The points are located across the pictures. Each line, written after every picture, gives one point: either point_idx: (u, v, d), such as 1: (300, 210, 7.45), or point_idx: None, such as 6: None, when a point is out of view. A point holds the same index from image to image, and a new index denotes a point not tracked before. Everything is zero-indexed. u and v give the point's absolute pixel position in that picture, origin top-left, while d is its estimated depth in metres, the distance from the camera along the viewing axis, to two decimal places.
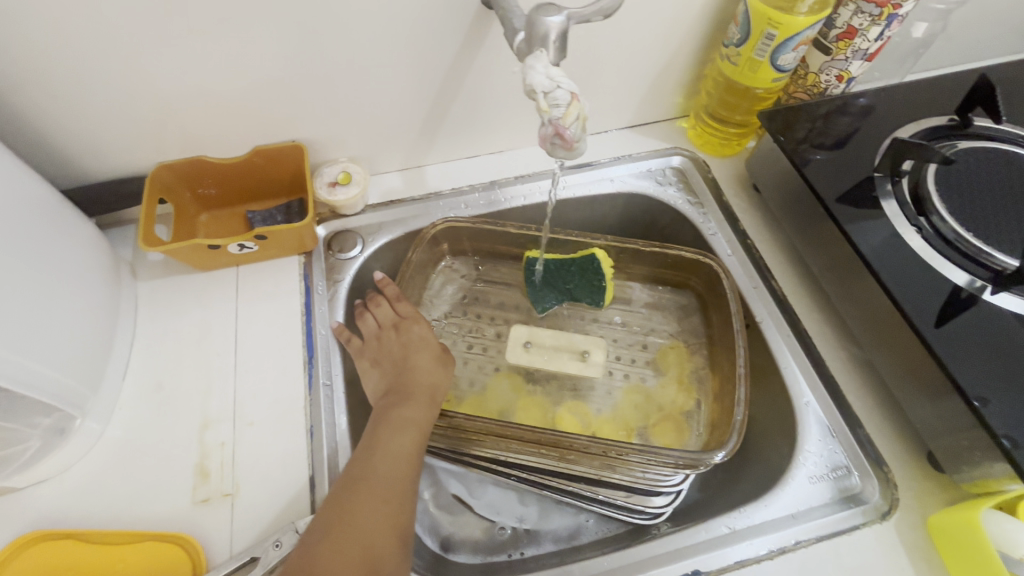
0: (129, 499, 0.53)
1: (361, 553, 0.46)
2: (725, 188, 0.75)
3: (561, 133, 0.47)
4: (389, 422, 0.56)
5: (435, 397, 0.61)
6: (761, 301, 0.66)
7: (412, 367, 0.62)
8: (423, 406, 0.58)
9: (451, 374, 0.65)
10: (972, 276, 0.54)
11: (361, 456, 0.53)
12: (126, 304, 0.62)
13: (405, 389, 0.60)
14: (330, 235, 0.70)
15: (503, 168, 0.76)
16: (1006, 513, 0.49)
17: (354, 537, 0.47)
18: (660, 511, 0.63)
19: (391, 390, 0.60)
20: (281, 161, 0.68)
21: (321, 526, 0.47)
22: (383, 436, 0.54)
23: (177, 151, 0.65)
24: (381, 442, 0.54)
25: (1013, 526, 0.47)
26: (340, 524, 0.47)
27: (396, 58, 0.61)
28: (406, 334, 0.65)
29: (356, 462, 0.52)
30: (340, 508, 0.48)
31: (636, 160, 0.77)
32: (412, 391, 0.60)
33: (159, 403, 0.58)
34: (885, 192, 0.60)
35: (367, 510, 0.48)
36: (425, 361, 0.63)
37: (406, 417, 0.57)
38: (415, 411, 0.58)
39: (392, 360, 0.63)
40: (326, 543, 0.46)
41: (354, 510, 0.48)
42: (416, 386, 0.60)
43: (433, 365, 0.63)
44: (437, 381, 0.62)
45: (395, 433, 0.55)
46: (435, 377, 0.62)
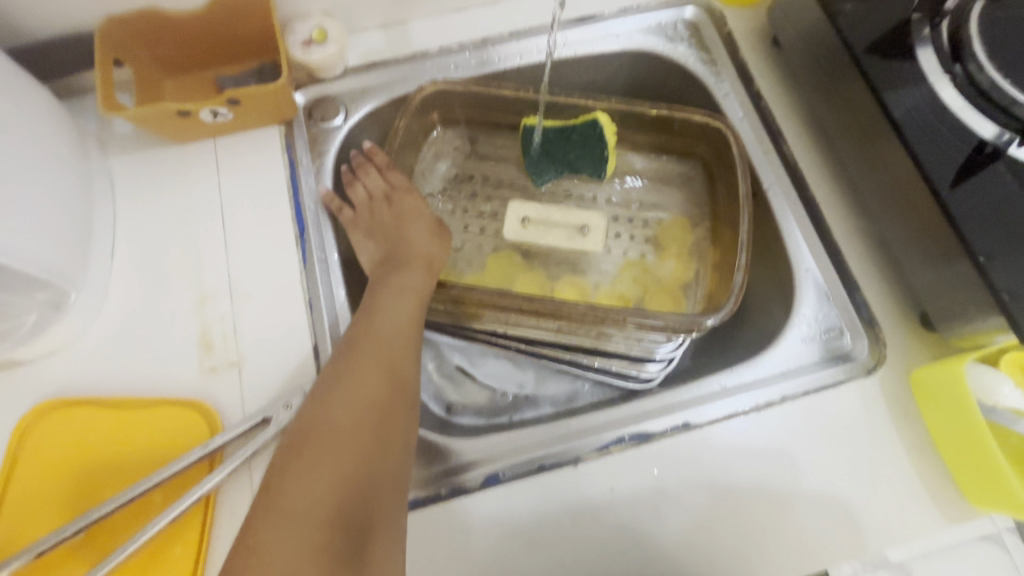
0: (138, 369, 0.54)
1: (368, 404, 0.48)
2: (743, 43, 0.68)
3: None
4: (387, 288, 0.56)
5: (432, 266, 0.60)
6: (770, 167, 0.63)
7: (407, 239, 0.61)
8: (421, 273, 0.58)
9: (448, 245, 0.63)
10: (1002, 128, 0.50)
11: (361, 319, 0.53)
12: (101, 180, 0.59)
13: (401, 259, 0.59)
14: (309, 102, 0.65)
15: (496, 23, 0.68)
16: (985, 365, 0.50)
17: (361, 390, 0.48)
18: (653, 377, 0.66)
19: (387, 260, 0.59)
20: (245, 14, 0.60)
21: (327, 381, 0.49)
22: (382, 300, 0.55)
23: (125, 2, 0.57)
24: (380, 305, 0.54)
25: (991, 376, 0.49)
26: (346, 378, 0.49)
27: None
28: (399, 206, 0.63)
29: (356, 325, 0.53)
30: (344, 365, 0.50)
31: (644, 12, 0.69)
32: (409, 260, 0.59)
33: (153, 279, 0.57)
34: (922, 39, 0.54)
35: (368, 366, 0.50)
36: (420, 233, 0.62)
37: (404, 282, 0.57)
38: (412, 277, 0.57)
39: (386, 231, 0.62)
40: (334, 395, 0.48)
41: (357, 366, 0.49)
42: (412, 255, 0.60)
43: (430, 236, 0.62)
44: (434, 252, 0.61)
45: (394, 297, 0.55)
46: (433, 247, 0.61)
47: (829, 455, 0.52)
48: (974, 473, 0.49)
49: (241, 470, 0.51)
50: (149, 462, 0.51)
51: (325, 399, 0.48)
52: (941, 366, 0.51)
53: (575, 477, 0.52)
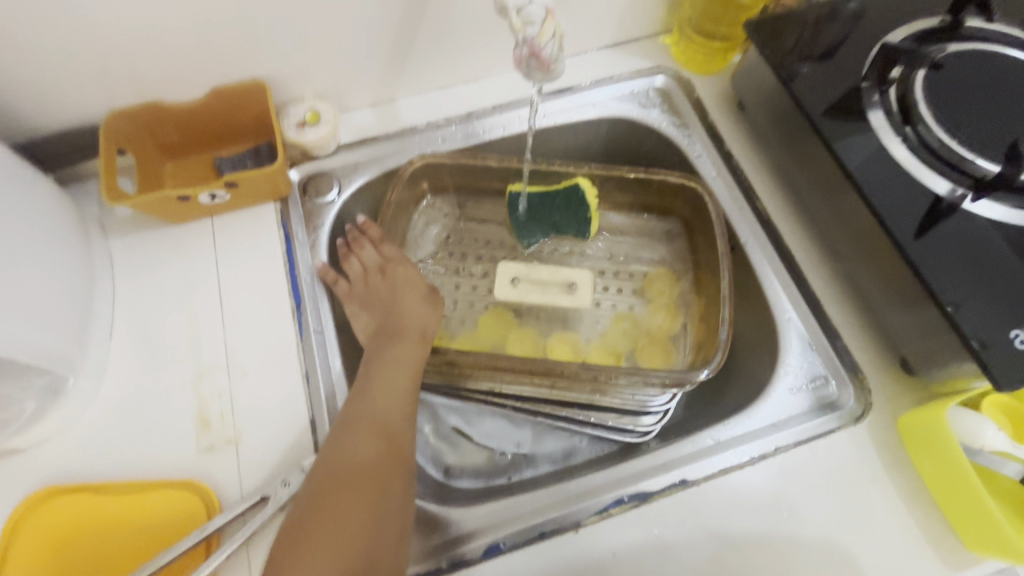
0: (135, 450, 0.54)
1: (366, 481, 0.48)
2: (711, 107, 0.72)
3: (537, 54, 0.43)
4: (382, 360, 0.57)
5: (426, 334, 0.61)
6: (745, 223, 0.66)
7: (401, 308, 0.63)
8: (416, 343, 0.59)
9: (440, 313, 0.65)
10: (954, 184, 0.54)
11: (358, 392, 0.54)
12: (101, 264, 0.60)
13: (395, 329, 0.60)
14: (304, 178, 0.68)
15: (479, 97, 0.73)
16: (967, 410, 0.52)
17: (359, 468, 0.49)
18: (649, 429, 0.67)
19: (382, 330, 0.61)
20: (242, 102, 0.64)
21: (325, 459, 0.49)
22: (378, 373, 0.56)
23: (130, 97, 0.60)
24: (376, 378, 0.55)
25: (975, 420, 0.51)
26: (344, 456, 0.49)
27: None
28: (393, 276, 0.65)
29: (353, 399, 0.54)
30: (342, 443, 0.50)
31: (617, 83, 0.73)
32: (403, 330, 0.61)
33: (151, 358, 0.58)
34: (872, 104, 0.58)
35: (366, 441, 0.50)
36: (413, 302, 0.64)
37: (399, 353, 0.58)
38: (408, 347, 0.59)
39: (381, 302, 0.63)
40: (332, 474, 0.48)
41: (355, 442, 0.50)
42: (406, 324, 0.61)
43: (423, 304, 0.64)
44: (427, 321, 0.63)
45: (390, 369, 0.56)
46: (427, 316, 0.63)
47: (826, 505, 0.53)
48: (968, 519, 0.50)
49: (238, 552, 0.50)
50: (145, 548, 0.50)
51: (323, 479, 0.48)
52: (926, 412, 0.53)
53: (577, 541, 0.52)
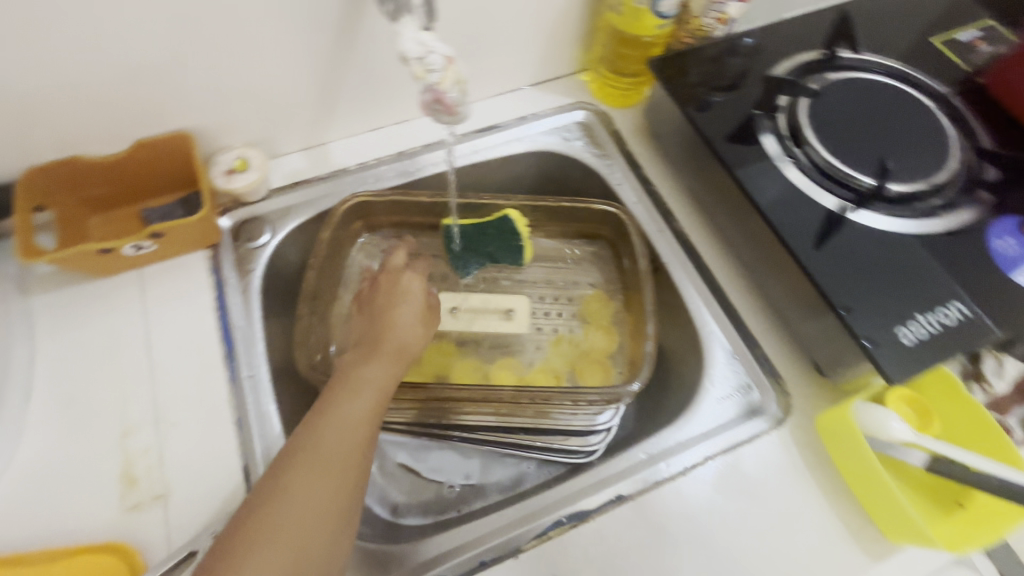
0: (54, 516, 0.52)
1: (303, 536, 0.41)
2: (629, 138, 0.77)
3: (441, 99, 0.45)
4: (347, 381, 0.51)
5: (404, 356, 0.56)
6: (666, 243, 0.70)
7: (392, 321, 0.58)
8: (390, 365, 0.54)
9: (428, 334, 0.60)
10: (841, 199, 0.60)
11: (311, 416, 0.48)
12: (19, 323, 0.59)
13: (376, 343, 0.55)
14: (235, 224, 0.68)
15: (409, 138, 0.75)
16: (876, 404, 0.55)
17: (292, 511, 0.42)
18: (594, 449, 0.68)
19: (363, 342, 0.56)
20: (168, 153, 0.64)
21: (263, 497, 0.43)
22: (340, 395, 0.50)
23: (48, 153, 0.60)
24: (335, 405, 0.49)
25: (883, 413, 0.54)
26: (281, 496, 0.43)
27: (275, 35, 0.59)
28: (393, 286, 0.62)
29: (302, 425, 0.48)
30: (279, 479, 0.43)
31: (541, 118, 0.78)
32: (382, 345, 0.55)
33: (71, 417, 0.56)
34: (764, 128, 0.64)
35: (312, 485, 0.43)
36: (407, 318, 0.58)
37: (363, 375, 0.52)
38: (378, 369, 0.53)
39: (374, 311, 0.60)
40: (266, 520, 0.42)
41: (297, 481, 0.43)
42: (386, 340, 0.56)
43: (417, 321, 0.59)
44: (415, 341, 0.58)
45: (351, 395, 0.50)
46: (418, 336, 0.58)
47: (755, 509, 0.55)
48: (875, 502, 0.53)
49: None
50: None
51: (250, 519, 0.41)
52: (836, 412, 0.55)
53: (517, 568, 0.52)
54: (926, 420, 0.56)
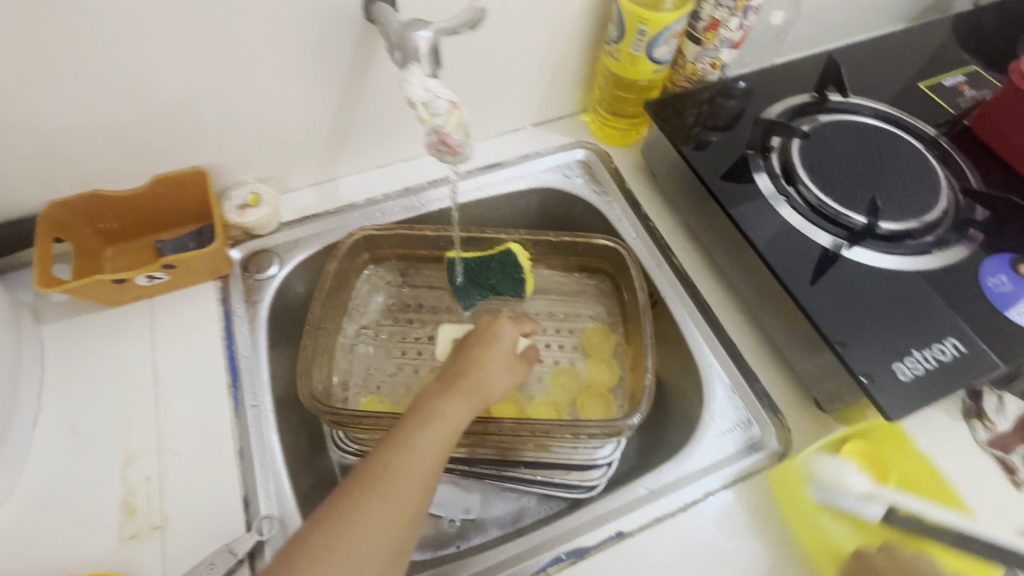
0: (52, 545, 0.52)
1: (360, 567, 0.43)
2: (628, 175, 0.79)
3: (445, 141, 0.48)
4: (429, 423, 0.49)
5: (484, 398, 0.55)
6: (665, 278, 0.71)
7: (481, 362, 0.56)
8: (468, 408, 0.52)
9: (519, 377, 0.60)
10: (834, 237, 0.61)
11: (386, 457, 0.47)
12: (30, 351, 0.60)
13: (464, 384, 0.54)
14: (245, 257, 0.70)
15: (417, 175, 0.78)
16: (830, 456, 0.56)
17: (364, 562, 0.43)
18: (596, 483, 0.67)
19: (447, 376, 0.55)
20: (184, 189, 0.67)
21: (331, 530, 0.43)
22: (419, 439, 0.48)
23: (70, 188, 0.63)
24: (412, 436, 0.48)
25: (838, 468, 0.55)
26: (351, 540, 0.43)
27: (290, 77, 0.62)
28: (485, 326, 0.60)
29: (378, 466, 0.46)
30: (356, 525, 0.43)
31: (542, 157, 0.81)
32: (468, 387, 0.54)
33: (76, 444, 0.57)
34: (758, 167, 0.66)
35: (380, 522, 0.44)
36: (495, 363, 0.57)
37: (446, 417, 0.51)
38: (460, 412, 0.52)
39: (463, 346, 0.58)
40: (332, 553, 0.42)
41: (368, 527, 0.44)
42: (472, 380, 0.54)
43: (506, 361, 0.58)
44: (502, 387, 0.57)
45: (427, 431, 0.49)
46: (505, 379, 0.57)
47: (757, 548, 0.54)
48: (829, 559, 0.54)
49: None
50: None
51: (323, 566, 0.42)
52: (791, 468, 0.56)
53: None
54: (882, 469, 0.56)
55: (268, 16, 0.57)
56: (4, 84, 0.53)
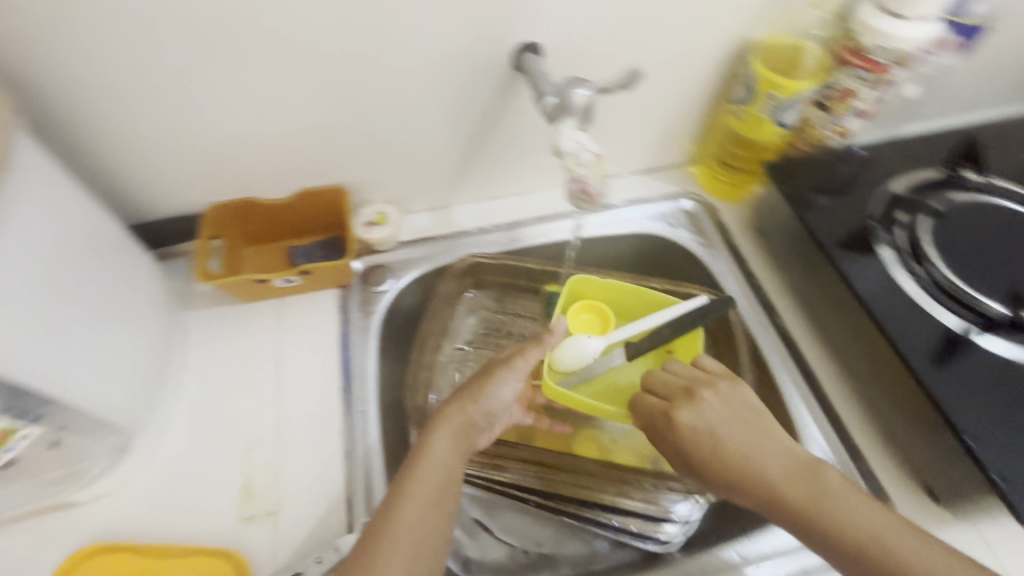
0: (179, 514, 0.57)
1: None
2: (734, 231, 0.80)
3: (586, 190, 0.52)
4: (419, 472, 0.53)
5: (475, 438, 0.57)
6: (769, 339, 0.70)
7: (477, 403, 0.58)
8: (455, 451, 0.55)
9: (526, 382, 0.60)
10: (963, 320, 0.59)
11: (386, 512, 0.51)
12: (178, 334, 0.67)
13: (451, 422, 0.56)
14: (365, 269, 0.75)
15: (526, 210, 0.82)
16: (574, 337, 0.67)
17: None
18: (670, 540, 0.65)
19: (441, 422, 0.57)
20: (322, 203, 0.74)
21: None
22: (412, 489, 0.52)
23: (230, 193, 0.70)
24: (404, 490, 0.52)
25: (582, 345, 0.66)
26: None
27: (434, 113, 0.68)
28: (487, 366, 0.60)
29: (378, 522, 0.51)
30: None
31: (649, 203, 0.82)
32: (457, 424, 0.57)
33: (206, 425, 0.62)
34: (882, 240, 0.65)
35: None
36: (493, 400, 0.58)
37: (435, 460, 0.54)
38: (448, 449, 0.55)
39: (463, 388, 0.60)
40: None
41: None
42: (460, 416, 0.57)
43: (503, 381, 0.59)
44: (503, 403, 0.59)
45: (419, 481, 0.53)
46: (504, 396, 0.59)
47: None
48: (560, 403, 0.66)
49: None
50: None
51: None
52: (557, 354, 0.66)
53: None
54: (604, 320, 0.72)
55: (428, 60, 0.62)
56: (201, 102, 0.60)
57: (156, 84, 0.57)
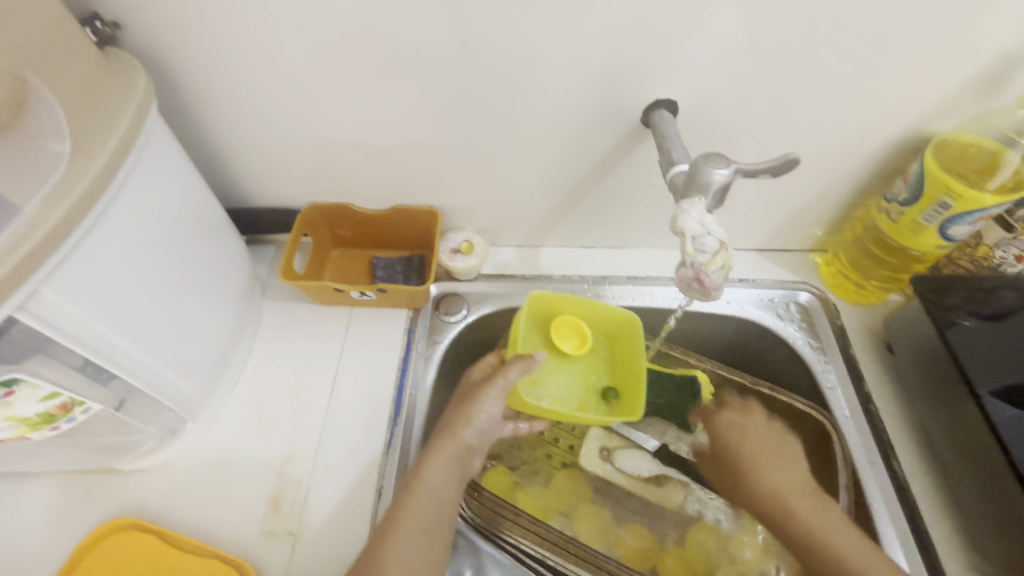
0: (209, 509, 0.57)
1: None
2: (855, 339, 0.69)
3: (700, 279, 0.44)
4: (415, 500, 0.51)
5: (469, 462, 0.55)
6: (876, 481, 0.60)
7: (466, 424, 0.54)
8: (452, 477, 0.53)
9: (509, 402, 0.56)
10: None
11: (383, 543, 0.49)
12: (250, 322, 0.67)
13: (441, 449, 0.53)
14: (440, 295, 0.73)
15: (617, 265, 0.76)
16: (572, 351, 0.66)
17: None
18: None
19: (433, 443, 0.54)
20: (414, 220, 0.72)
21: None
22: (409, 515, 0.50)
23: (329, 195, 0.70)
24: (401, 518, 0.50)
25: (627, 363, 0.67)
26: None
27: (545, 154, 0.64)
28: (476, 387, 0.57)
29: (374, 549, 0.49)
30: None
31: (757, 287, 0.73)
32: (447, 450, 0.53)
33: (253, 423, 0.62)
34: None
35: None
36: (480, 422, 0.54)
37: (431, 488, 0.51)
38: (442, 474, 0.52)
39: (455, 407, 0.56)
40: None
41: None
42: (451, 443, 0.53)
43: (483, 399, 0.55)
44: (490, 423, 0.55)
45: (415, 508, 0.50)
46: (490, 415, 0.55)
47: None
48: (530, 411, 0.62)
49: None
50: None
51: None
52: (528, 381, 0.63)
53: None
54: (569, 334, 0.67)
55: (557, 102, 0.58)
56: (321, 108, 0.59)
57: (280, 87, 0.56)
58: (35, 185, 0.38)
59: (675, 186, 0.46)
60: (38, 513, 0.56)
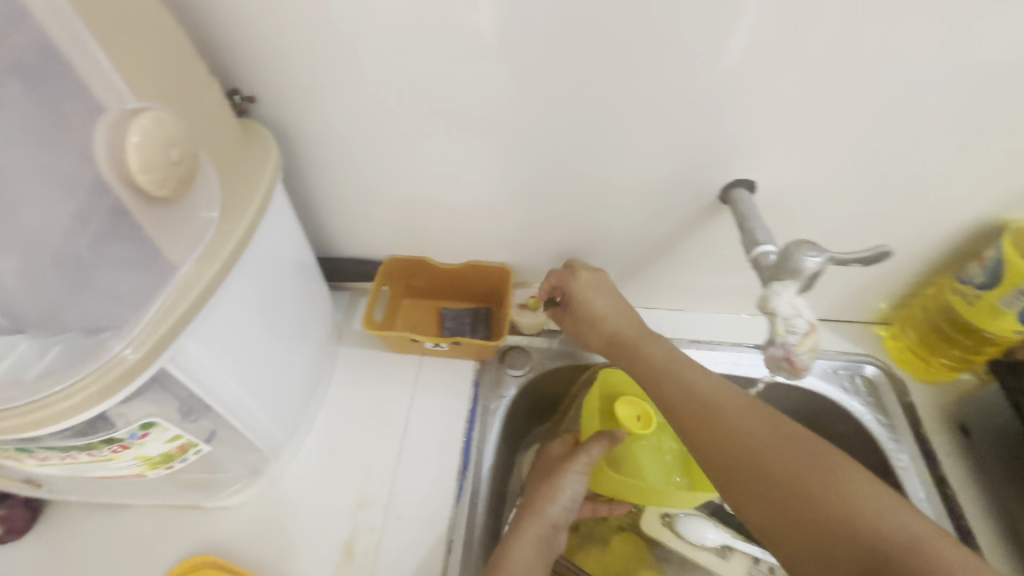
0: (284, 551, 0.58)
1: None
2: (926, 417, 0.68)
3: (791, 359, 0.45)
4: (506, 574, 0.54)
5: (552, 541, 0.59)
6: None
7: (551, 500, 0.60)
8: (538, 551, 0.57)
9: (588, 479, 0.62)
10: None
11: None
12: (327, 366, 0.70)
13: (532, 524, 0.58)
14: (505, 348, 0.75)
15: (680, 327, 0.77)
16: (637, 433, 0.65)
17: None
18: None
19: (522, 520, 0.59)
20: (486, 276, 0.75)
21: None
22: None
23: (409, 249, 0.74)
24: None
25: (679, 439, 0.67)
26: None
27: (621, 221, 0.67)
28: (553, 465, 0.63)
29: None
30: None
31: (821, 357, 0.73)
32: (538, 528, 0.58)
33: (327, 467, 0.64)
34: None
35: None
36: (564, 496, 0.60)
37: (520, 563, 0.55)
38: (531, 551, 0.57)
39: (537, 486, 0.62)
40: None
41: None
42: (539, 519, 0.58)
43: (567, 474, 0.60)
44: (574, 500, 0.60)
45: None
46: (573, 490, 0.60)
47: None
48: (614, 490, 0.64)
49: None
50: None
51: None
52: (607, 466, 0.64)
53: None
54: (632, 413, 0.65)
55: (638, 176, 0.61)
56: (419, 173, 0.63)
57: (384, 153, 0.61)
58: (191, 247, 0.41)
59: (763, 266, 0.49)
60: (121, 547, 0.58)
